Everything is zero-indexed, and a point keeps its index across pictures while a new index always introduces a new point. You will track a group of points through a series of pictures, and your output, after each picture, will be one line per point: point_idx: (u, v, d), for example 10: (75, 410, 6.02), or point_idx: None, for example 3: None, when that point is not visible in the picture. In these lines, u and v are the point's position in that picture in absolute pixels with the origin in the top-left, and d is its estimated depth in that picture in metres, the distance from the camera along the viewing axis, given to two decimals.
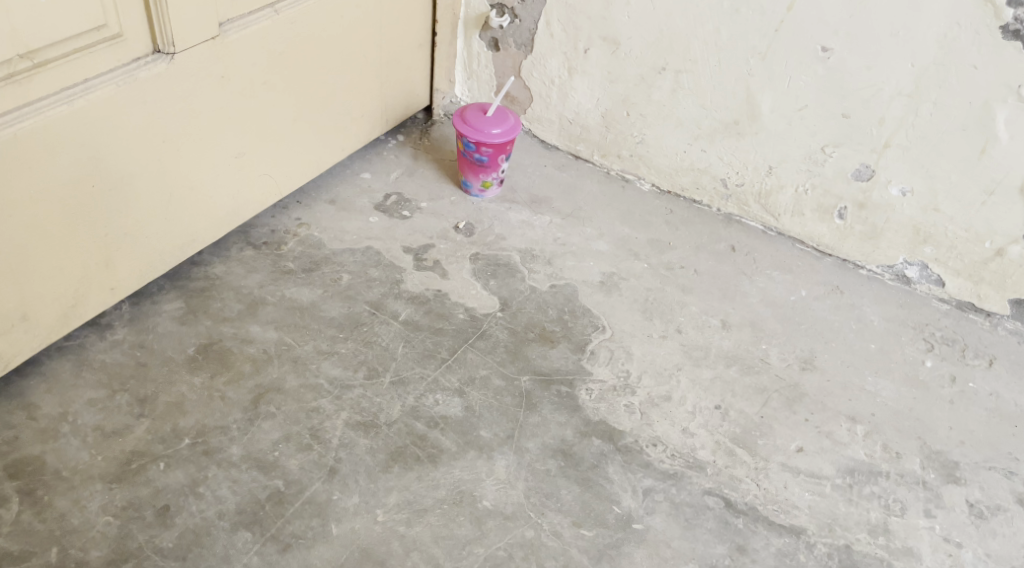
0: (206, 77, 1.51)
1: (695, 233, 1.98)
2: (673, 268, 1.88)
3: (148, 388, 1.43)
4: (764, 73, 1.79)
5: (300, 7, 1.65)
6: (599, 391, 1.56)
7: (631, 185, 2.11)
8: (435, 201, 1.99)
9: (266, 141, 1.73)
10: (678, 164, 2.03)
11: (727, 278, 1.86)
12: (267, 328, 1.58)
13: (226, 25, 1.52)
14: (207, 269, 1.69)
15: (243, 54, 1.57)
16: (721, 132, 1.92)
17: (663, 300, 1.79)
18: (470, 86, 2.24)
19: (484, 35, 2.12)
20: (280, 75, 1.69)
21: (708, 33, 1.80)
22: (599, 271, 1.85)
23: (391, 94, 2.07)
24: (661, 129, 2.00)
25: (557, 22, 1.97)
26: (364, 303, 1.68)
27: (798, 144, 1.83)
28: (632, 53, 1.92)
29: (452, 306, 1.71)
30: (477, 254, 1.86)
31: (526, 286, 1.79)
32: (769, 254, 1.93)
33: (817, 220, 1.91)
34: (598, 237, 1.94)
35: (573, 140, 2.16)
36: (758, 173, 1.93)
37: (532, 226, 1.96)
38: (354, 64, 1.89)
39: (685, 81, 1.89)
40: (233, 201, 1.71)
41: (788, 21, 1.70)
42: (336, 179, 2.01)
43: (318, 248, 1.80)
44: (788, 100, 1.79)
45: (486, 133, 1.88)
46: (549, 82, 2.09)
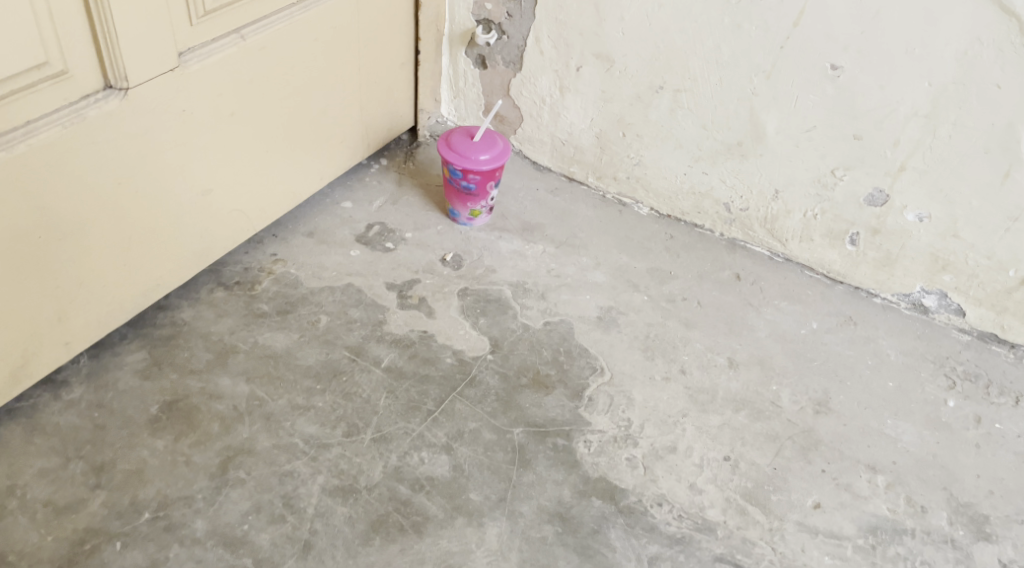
0: (166, 112, 1.39)
1: (697, 260, 1.86)
2: (675, 301, 1.76)
3: (106, 455, 1.32)
4: (769, 92, 1.67)
5: (270, 31, 1.53)
6: (599, 442, 1.44)
7: (628, 209, 1.99)
8: (420, 231, 1.87)
9: (237, 175, 1.61)
10: (678, 187, 1.91)
11: (732, 310, 1.74)
12: (237, 380, 1.47)
13: (186, 54, 1.40)
14: (174, 315, 1.58)
15: (207, 84, 1.45)
16: (723, 153, 1.80)
17: (666, 337, 1.67)
18: (457, 105, 2.12)
19: (470, 52, 2.00)
20: (250, 104, 1.57)
21: (708, 50, 1.68)
22: (596, 305, 1.73)
23: (373, 117, 1.95)
24: (659, 150, 1.88)
25: (547, 39, 1.86)
26: (343, 348, 1.56)
27: (806, 167, 1.71)
28: (628, 71, 1.80)
29: (439, 350, 1.59)
30: (465, 289, 1.74)
31: (518, 324, 1.67)
32: (776, 283, 1.82)
33: (827, 246, 1.79)
34: (594, 267, 1.83)
35: (567, 162, 2.04)
36: (764, 197, 1.81)
37: (524, 256, 1.84)
38: (332, 87, 1.77)
39: (685, 100, 1.77)
40: (201, 240, 1.59)
41: (794, 37, 1.58)
42: (314, 209, 1.89)
43: (294, 287, 1.68)
44: (795, 121, 1.67)
45: (472, 159, 1.76)
46: (540, 101, 1.97)
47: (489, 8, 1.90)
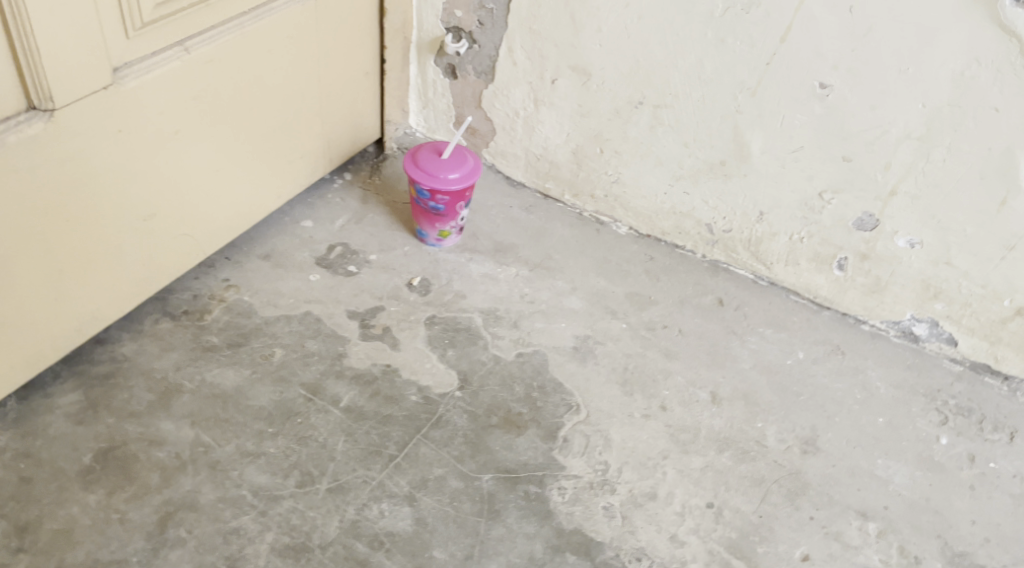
0: (99, 135, 1.27)
1: (677, 284, 1.77)
2: (655, 329, 1.66)
3: (32, 512, 1.23)
4: (754, 110, 1.57)
5: (219, 42, 1.41)
6: (573, 490, 1.35)
7: (605, 228, 1.89)
8: (385, 252, 1.76)
9: (185, 197, 1.49)
10: (658, 206, 1.81)
11: (715, 339, 1.65)
12: (181, 424, 1.36)
13: (123, 68, 1.28)
14: (115, 349, 1.47)
15: (147, 102, 1.33)
16: (706, 173, 1.71)
17: (645, 370, 1.57)
18: (426, 116, 2.01)
19: (440, 61, 1.89)
20: (198, 121, 1.45)
21: (690, 65, 1.58)
22: (571, 334, 1.63)
23: (336, 130, 1.83)
24: (638, 167, 1.78)
25: (521, 49, 1.75)
26: (300, 386, 1.45)
27: (793, 188, 1.62)
28: (605, 84, 1.70)
29: (403, 386, 1.48)
30: (433, 317, 1.63)
31: (488, 356, 1.56)
32: (761, 308, 1.73)
33: (814, 270, 1.70)
34: (570, 292, 1.73)
35: (542, 177, 1.93)
36: (748, 219, 1.72)
37: (496, 280, 1.73)
38: (290, 100, 1.65)
39: (665, 117, 1.68)
40: (145, 268, 1.48)
41: (781, 54, 1.48)
42: (272, 229, 1.77)
43: (247, 316, 1.57)
44: (781, 140, 1.58)
45: (440, 178, 1.65)
46: (513, 114, 1.87)
47: (459, 16, 1.78)
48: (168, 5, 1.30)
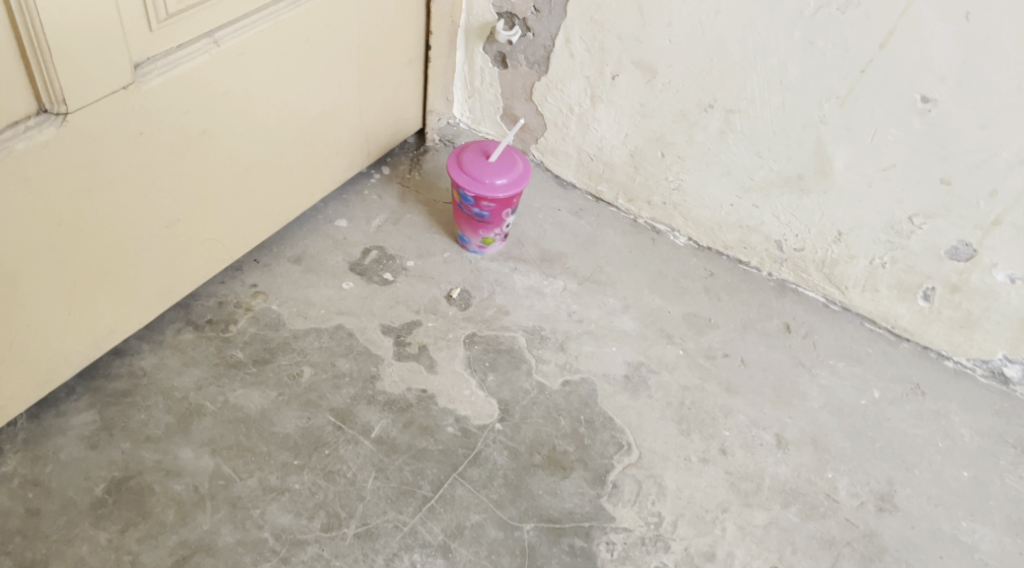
0: (118, 138, 1.15)
1: (740, 305, 1.62)
2: (714, 357, 1.52)
3: (38, 550, 1.14)
4: (841, 121, 1.40)
5: (251, 33, 1.28)
6: (623, 546, 1.24)
7: (662, 237, 1.74)
8: (424, 258, 1.63)
9: (211, 201, 1.37)
10: (722, 218, 1.66)
11: (781, 372, 1.51)
12: (200, 452, 1.26)
13: (144, 64, 1.15)
14: (134, 363, 1.37)
15: (172, 100, 1.20)
16: (779, 186, 1.54)
17: (703, 406, 1.44)
18: (471, 106, 1.86)
19: (489, 48, 1.73)
20: (228, 119, 1.32)
21: (771, 69, 1.42)
22: (623, 360, 1.50)
23: (376, 121, 1.69)
24: (703, 175, 1.62)
25: (579, 40, 1.59)
26: (328, 412, 1.34)
27: (878, 209, 1.46)
28: (673, 83, 1.53)
29: (439, 416, 1.36)
30: (473, 335, 1.50)
31: (532, 384, 1.43)
32: (831, 337, 1.57)
33: (895, 299, 1.54)
34: (622, 311, 1.58)
35: (594, 179, 1.78)
36: (824, 238, 1.55)
37: (542, 294, 1.60)
38: (328, 92, 1.52)
39: (737, 123, 1.51)
40: (167, 277, 1.36)
41: (879, 61, 1.31)
42: (304, 229, 1.64)
43: (275, 329, 1.45)
44: (869, 157, 1.41)
45: (487, 184, 1.51)
46: (567, 110, 1.71)
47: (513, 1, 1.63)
48: None
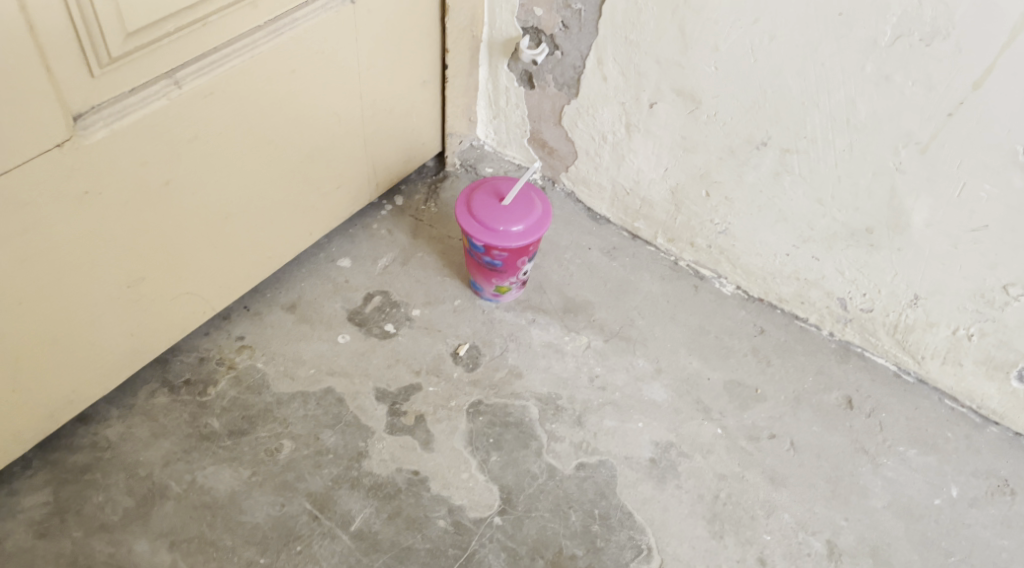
0: (55, 201, 1.00)
1: (794, 372, 1.39)
2: (759, 439, 1.31)
3: None
4: (921, 171, 1.16)
5: (221, 70, 1.09)
6: None
7: (706, 284, 1.52)
8: (431, 306, 1.45)
9: (186, 256, 1.21)
10: (776, 268, 1.43)
11: (839, 460, 1.29)
12: (157, 546, 1.14)
13: (88, 114, 0.99)
14: (100, 431, 1.24)
15: (124, 154, 1.04)
16: (845, 239, 1.30)
17: (742, 502, 1.23)
18: (496, 127, 1.65)
19: (514, 66, 1.52)
20: (200, 167, 1.15)
21: (838, 105, 1.18)
22: (650, 440, 1.29)
23: (386, 149, 1.50)
24: (755, 220, 1.39)
25: (613, 63, 1.38)
26: (305, 498, 1.19)
27: (964, 273, 1.22)
28: (719, 116, 1.30)
29: (430, 505, 1.20)
30: (478, 404, 1.32)
31: (541, 467, 1.25)
32: (901, 418, 1.34)
33: (983, 377, 1.31)
34: (653, 376, 1.38)
35: (630, 215, 1.56)
36: (897, 300, 1.32)
37: (562, 352, 1.40)
38: (326, 124, 1.32)
39: (795, 164, 1.27)
40: (134, 339, 1.21)
41: (971, 103, 1.07)
42: (302, 269, 1.48)
43: (257, 392, 1.30)
44: (956, 215, 1.17)
45: (500, 232, 1.32)
46: (600, 138, 1.50)
47: (539, 15, 1.41)
48: (148, 31, 0.98)
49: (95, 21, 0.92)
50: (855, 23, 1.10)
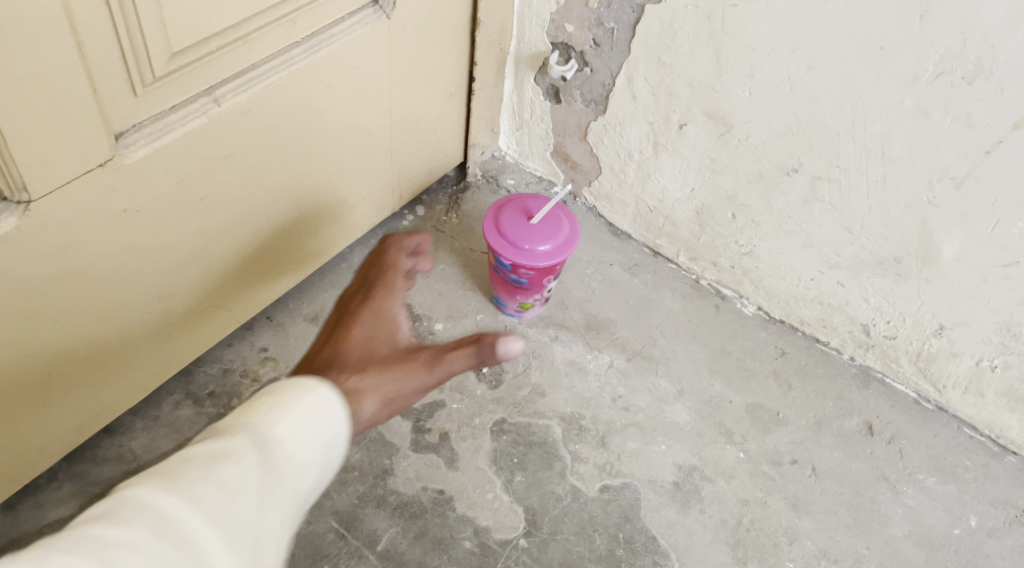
0: (94, 220, 0.99)
1: (815, 396, 1.40)
2: (781, 465, 1.32)
3: None
4: (954, 206, 1.17)
5: (259, 87, 1.08)
6: None
7: (727, 303, 1.52)
8: (454, 321, 1.45)
9: (216, 270, 1.20)
10: (799, 292, 1.43)
11: (860, 488, 1.31)
12: None
13: (129, 133, 0.98)
14: (125, 444, 1.24)
15: (161, 172, 1.03)
16: (872, 267, 1.31)
17: (764, 528, 1.26)
18: (519, 138, 1.64)
19: (541, 80, 1.51)
20: (234, 182, 1.14)
21: (873, 137, 1.18)
22: (673, 463, 1.31)
23: (411, 160, 1.49)
24: (781, 245, 1.39)
25: (644, 83, 1.37)
26: (331, 516, 1.20)
27: (992, 307, 1.23)
28: (750, 140, 1.30)
29: (456, 526, 1.21)
30: (502, 423, 1.32)
31: (565, 489, 1.26)
32: (921, 445, 1.36)
33: (1004, 408, 1.32)
34: (675, 397, 1.38)
35: (653, 232, 1.56)
36: (921, 330, 1.32)
37: (585, 371, 1.40)
38: (356, 137, 1.31)
39: (826, 192, 1.27)
40: (162, 352, 1.21)
41: (1010, 143, 1.07)
42: (324, 280, 1.47)
43: None
44: (987, 250, 1.18)
45: (526, 251, 1.31)
46: (626, 155, 1.49)
47: (570, 31, 1.40)
48: (193, 49, 0.97)
49: (141, 40, 0.92)
50: (897, 58, 1.10)
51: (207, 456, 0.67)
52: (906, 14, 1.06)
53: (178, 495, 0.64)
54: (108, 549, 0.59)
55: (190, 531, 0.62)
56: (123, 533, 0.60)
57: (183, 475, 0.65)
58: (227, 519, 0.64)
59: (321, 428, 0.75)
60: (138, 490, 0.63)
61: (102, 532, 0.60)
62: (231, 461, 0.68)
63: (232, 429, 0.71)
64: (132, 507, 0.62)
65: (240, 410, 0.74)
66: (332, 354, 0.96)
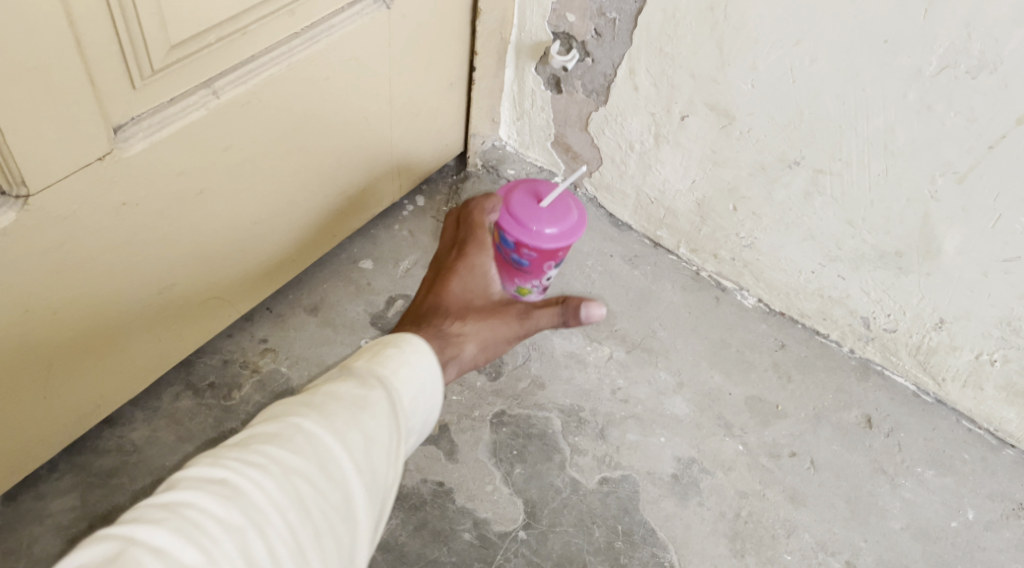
0: (94, 214, 0.99)
1: (814, 389, 1.40)
2: (780, 457, 1.33)
3: None
4: (956, 200, 1.16)
5: (258, 79, 1.08)
6: None
7: (728, 295, 1.52)
8: None
9: (217, 262, 1.20)
10: (799, 285, 1.43)
11: (858, 481, 1.31)
12: None
13: (128, 126, 0.97)
14: (125, 435, 1.24)
15: (162, 165, 1.02)
16: (873, 260, 1.30)
17: (762, 521, 1.26)
18: (520, 128, 1.62)
19: (542, 69, 1.49)
20: (234, 175, 1.13)
21: (876, 131, 1.18)
22: (672, 455, 1.31)
23: (412, 151, 1.48)
24: (782, 237, 1.38)
25: (646, 74, 1.36)
26: None
27: (992, 301, 1.22)
28: (752, 132, 1.29)
29: (456, 518, 1.22)
30: (502, 415, 1.32)
31: (564, 481, 1.27)
32: (919, 438, 1.36)
33: (1003, 402, 1.32)
34: (675, 390, 1.38)
35: (654, 223, 1.55)
36: (921, 323, 1.32)
37: (584, 363, 1.40)
38: (357, 128, 1.31)
39: (828, 185, 1.27)
40: (162, 344, 1.21)
41: (1013, 138, 1.07)
42: (325, 270, 1.47)
43: (282, 397, 1.31)
44: (988, 245, 1.17)
45: (533, 232, 1.24)
46: (627, 146, 1.48)
47: (572, 21, 1.39)
48: (191, 42, 0.97)
49: (139, 32, 0.91)
50: (900, 52, 1.09)
51: (356, 402, 0.79)
52: (911, 8, 1.05)
53: (335, 436, 0.76)
54: (285, 471, 0.72)
55: (343, 472, 0.75)
56: (296, 461, 0.73)
57: (336, 416, 0.77)
58: (368, 466, 0.77)
59: (429, 378, 0.87)
60: (304, 422, 0.76)
61: (279, 455, 0.73)
62: (372, 413, 0.79)
63: (365, 380, 0.82)
64: (300, 439, 0.74)
65: (368, 360, 0.84)
66: (434, 305, 1.14)
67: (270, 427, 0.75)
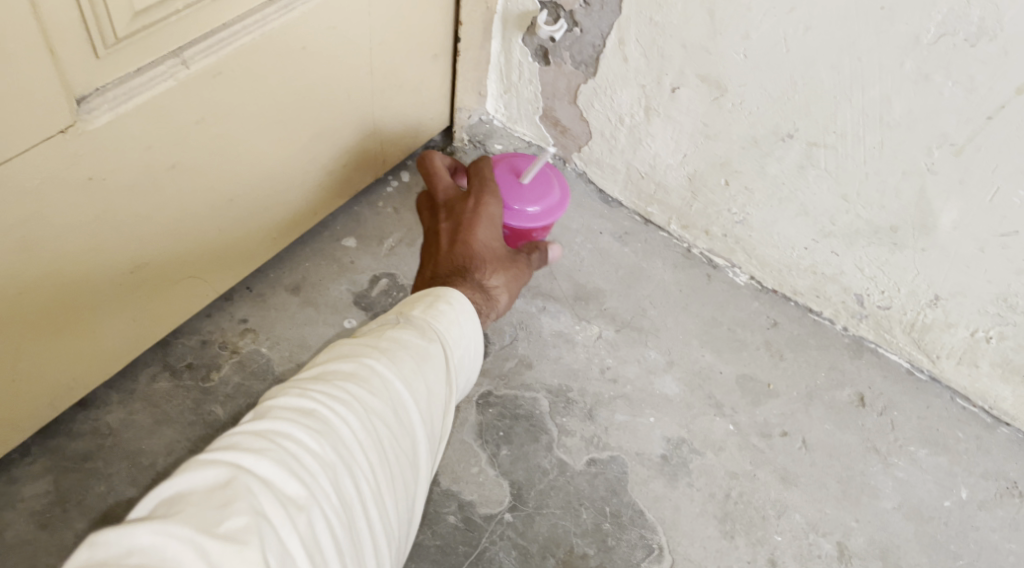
0: (61, 188, 0.95)
1: (807, 367, 1.38)
2: (771, 437, 1.30)
3: None
4: (953, 173, 1.13)
5: (230, 49, 1.03)
6: None
7: (719, 273, 1.49)
8: None
9: (193, 239, 1.17)
10: (793, 262, 1.39)
11: (850, 461, 1.29)
12: None
13: (92, 97, 0.93)
14: (101, 418, 1.21)
15: (131, 138, 0.98)
16: (868, 236, 1.27)
17: (753, 502, 1.24)
18: (507, 102, 1.57)
19: (529, 40, 1.43)
20: (207, 149, 1.09)
21: (872, 102, 1.14)
22: (661, 436, 1.29)
23: (394, 125, 1.44)
24: (775, 213, 1.35)
25: (636, 44, 1.31)
26: None
27: (989, 278, 1.20)
28: (745, 104, 1.26)
29: (440, 501, 1.19)
30: (487, 396, 1.29)
31: (551, 462, 1.24)
32: (913, 417, 1.34)
33: (998, 379, 1.30)
34: (665, 369, 1.36)
35: (644, 199, 1.52)
36: (917, 300, 1.29)
37: (572, 343, 1.37)
38: (335, 102, 1.26)
39: (822, 158, 1.23)
40: (136, 324, 1.17)
41: (1012, 109, 1.04)
42: (306, 249, 1.43)
43: (262, 379, 1.28)
44: (986, 220, 1.14)
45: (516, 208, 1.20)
46: (617, 120, 1.44)
47: None
48: (156, 8, 0.92)
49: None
50: (897, 19, 1.05)
51: (420, 353, 0.81)
52: None
53: (404, 383, 0.77)
54: (366, 409, 0.73)
55: (412, 418, 0.77)
56: (373, 402, 0.74)
57: (404, 364, 0.78)
58: (427, 416, 0.79)
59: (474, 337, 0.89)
60: (377, 364, 0.77)
61: (359, 392, 0.74)
62: (431, 366, 0.81)
63: (420, 331, 0.83)
64: (374, 380, 0.76)
65: (417, 314, 0.85)
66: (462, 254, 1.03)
67: (344, 366, 0.76)
